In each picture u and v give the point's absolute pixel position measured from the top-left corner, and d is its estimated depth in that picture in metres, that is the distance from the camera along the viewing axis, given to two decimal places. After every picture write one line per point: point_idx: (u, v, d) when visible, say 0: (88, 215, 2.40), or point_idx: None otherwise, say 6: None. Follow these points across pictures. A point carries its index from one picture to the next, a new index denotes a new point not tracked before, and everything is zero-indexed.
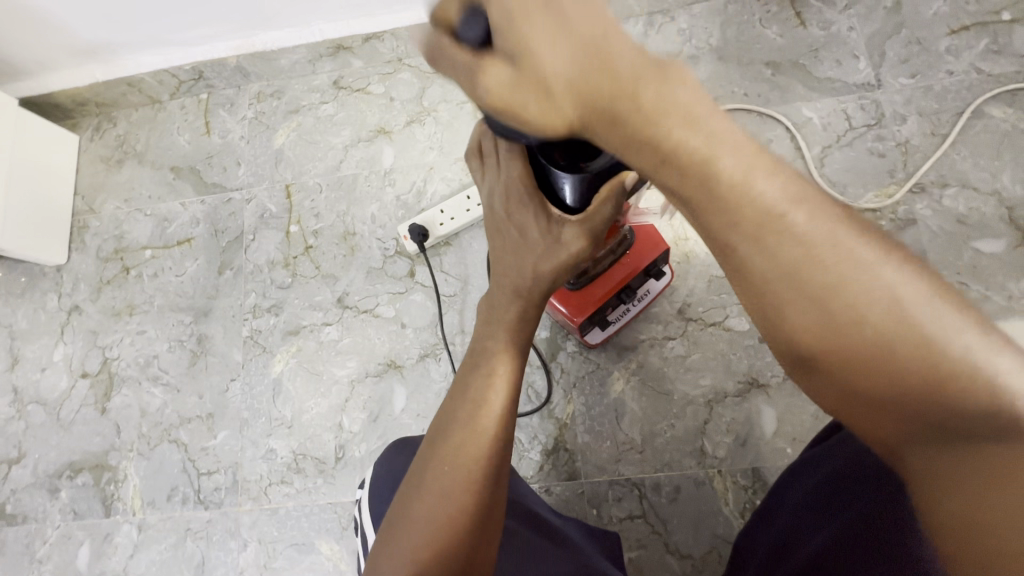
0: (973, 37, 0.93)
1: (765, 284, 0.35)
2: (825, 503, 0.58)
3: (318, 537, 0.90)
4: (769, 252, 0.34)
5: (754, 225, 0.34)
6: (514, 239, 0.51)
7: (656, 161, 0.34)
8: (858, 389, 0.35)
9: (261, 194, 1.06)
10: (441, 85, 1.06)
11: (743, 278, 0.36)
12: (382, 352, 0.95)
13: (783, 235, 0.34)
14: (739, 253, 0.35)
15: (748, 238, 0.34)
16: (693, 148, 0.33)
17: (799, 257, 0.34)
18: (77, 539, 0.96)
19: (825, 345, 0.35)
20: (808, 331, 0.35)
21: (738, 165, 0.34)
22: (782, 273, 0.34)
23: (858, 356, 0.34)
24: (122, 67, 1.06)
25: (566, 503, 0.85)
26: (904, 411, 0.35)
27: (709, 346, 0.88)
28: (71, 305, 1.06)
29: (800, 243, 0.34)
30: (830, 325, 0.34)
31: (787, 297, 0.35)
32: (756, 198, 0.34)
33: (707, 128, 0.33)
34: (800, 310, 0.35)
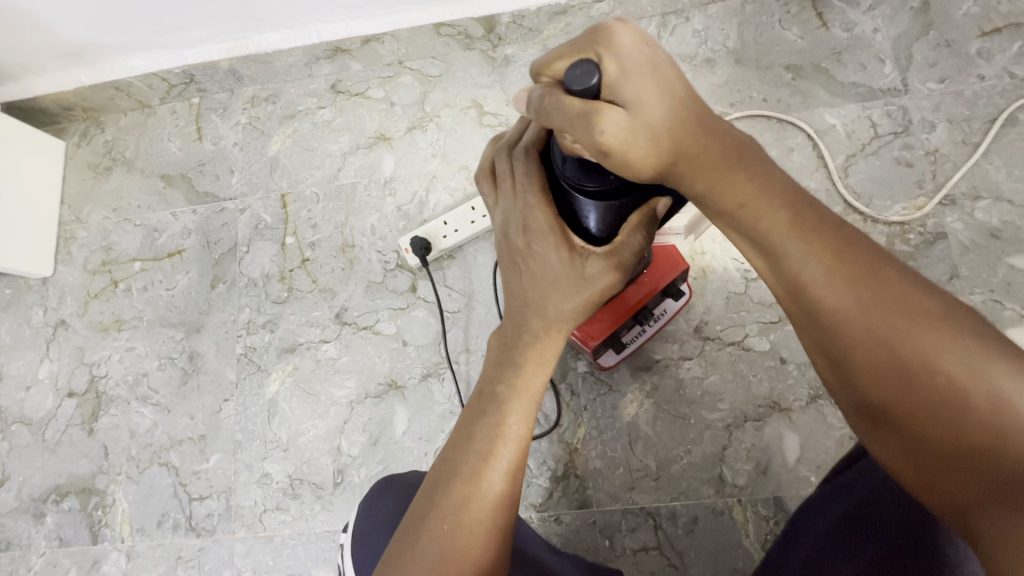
0: (1006, 39, 0.88)
1: (836, 323, 0.38)
2: (847, 541, 0.53)
3: (316, 568, 0.85)
4: (841, 291, 0.37)
5: (818, 263, 0.38)
6: (532, 273, 0.46)
7: (729, 201, 0.39)
8: (922, 433, 0.37)
9: (255, 204, 1.01)
10: (443, 89, 1.01)
11: (814, 319, 0.39)
12: (382, 371, 0.91)
13: (853, 278, 0.38)
14: (810, 290, 0.38)
15: (811, 274, 0.38)
16: (765, 195, 0.38)
17: (872, 300, 0.37)
18: (63, 567, 0.91)
19: (891, 384, 0.37)
20: (876, 371, 0.37)
21: (810, 215, 0.39)
22: (853, 313, 0.37)
23: (924, 400, 0.36)
24: (110, 70, 1.01)
25: (577, 533, 0.81)
26: (966, 461, 0.36)
27: (727, 366, 0.83)
28: (58, 320, 1.02)
29: (872, 287, 0.37)
30: (894, 360, 0.37)
31: (851, 331, 0.38)
32: (828, 243, 0.38)
33: (778, 182, 0.39)
34: (869, 350, 0.37)
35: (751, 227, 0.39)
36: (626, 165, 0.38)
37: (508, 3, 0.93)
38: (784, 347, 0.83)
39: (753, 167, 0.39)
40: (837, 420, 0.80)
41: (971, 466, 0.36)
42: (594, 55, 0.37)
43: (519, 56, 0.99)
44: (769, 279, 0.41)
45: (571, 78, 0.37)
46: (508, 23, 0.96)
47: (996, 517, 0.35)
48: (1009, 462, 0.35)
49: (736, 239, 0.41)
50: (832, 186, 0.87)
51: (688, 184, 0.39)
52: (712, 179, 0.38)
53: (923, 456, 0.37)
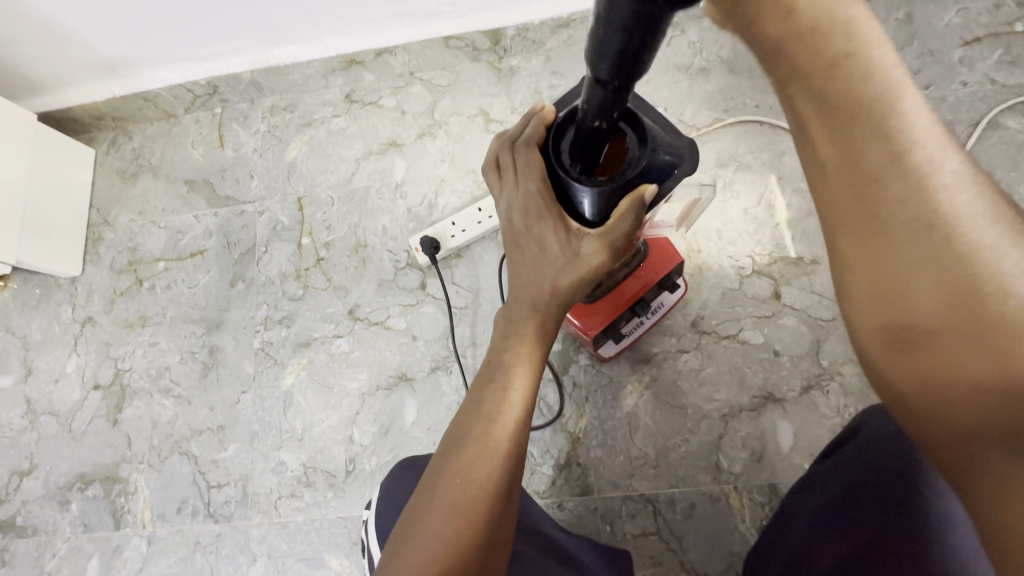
0: (987, 48, 0.93)
1: (891, 218, 0.34)
2: (832, 519, 0.56)
3: (328, 552, 0.89)
4: (912, 186, 0.34)
5: (893, 148, 0.34)
6: (533, 253, 0.51)
7: (817, 65, 0.35)
8: (952, 358, 0.32)
9: (273, 207, 1.07)
10: (451, 98, 1.06)
11: (872, 206, 0.35)
12: (393, 364, 0.95)
13: (932, 178, 0.34)
14: (874, 177, 0.35)
15: (878, 157, 0.34)
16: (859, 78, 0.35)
17: (943, 208, 0.34)
18: (87, 552, 0.95)
19: (941, 296, 0.33)
20: (928, 276, 0.33)
21: (904, 107, 0.35)
22: (919, 212, 0.34)
23: (971, 320, 0.32)
24: (139, 82, 1.08)
25: (579, 519, 0.84)
26: (996, 405, 0.31)
27: (723, 358, 0.87)
28: (85, 317, 1.07)
29: (947, 198, 0.34)
30: (956, 269, 0.33)
31: (913, 227, 0.34)
32: (910, 142, 0.34)
33: (879, 72, 0.35)
34: (924, 255, 0.34)
35: (829, 101, 0.35)
36: None
37: (513, 17, 0.99)
38: (777, 340, 0.86)
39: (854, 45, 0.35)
40: (829, 409, 0.83)
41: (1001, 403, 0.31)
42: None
43: (523, 67, 1.05)
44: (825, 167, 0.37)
45: None
46: (513, 36, 1.02)
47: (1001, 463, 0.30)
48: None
49: (802, 114, 0.37)
50: None
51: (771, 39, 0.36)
52: (804, 38, 0.35)
53: (939, 384, 0.33)
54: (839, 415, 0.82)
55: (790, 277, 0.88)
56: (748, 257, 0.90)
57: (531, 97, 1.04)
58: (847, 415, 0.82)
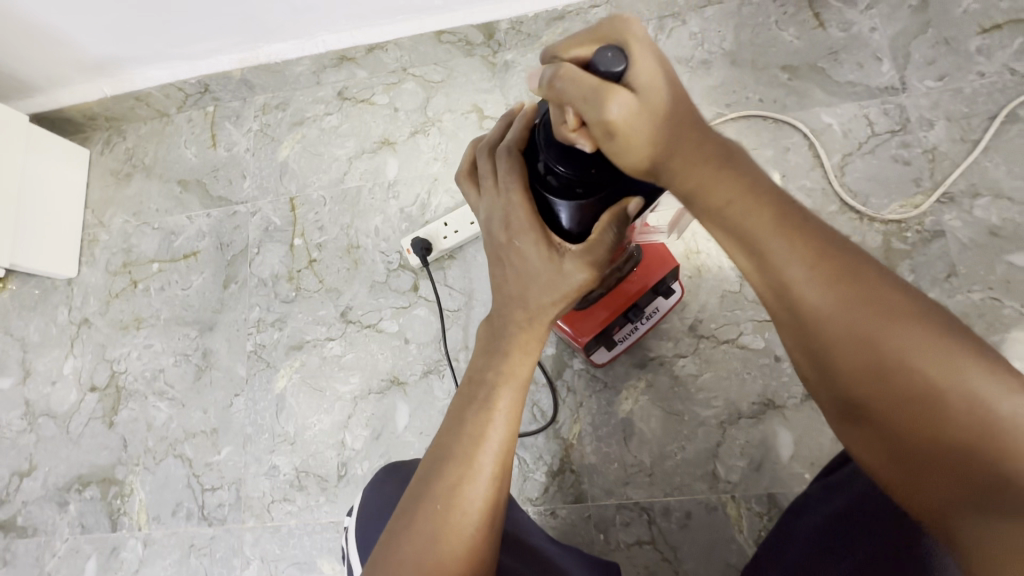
0: (1006, 35, 0.88)
1: (817, 320, 0.38)
2: (827, 547, 0.54)
3: (320, 556, 0.88)
4: (825, 287, 0.38)
5: (795, 251, 0.38)
6: (515, 268, 0.49)
7: (718, 185, 0.39)
8: (900, 432, 0.36)
9: (266, 207, 1.06)
10: (445, 94, 1.04)
11: (794, 308, 0.39)
12: (385, 368, 0.94)
13: (828, 273, 0.38)
14: (793, 287, 0.38)
15: (789, 261, 0.38)
16: (750, 193, 0.39)
17: (854, 295, 0.37)
18: (85, 553, 0.96)
19: (871, 384, 0.37)
20: (856, 370, 0.37)
21: (786, 210, 0.39)
22: (836, 310, 0.37)
23: (902, 398, 0.36)
24: (130, 81, 1.06)
25: (572, 527, 0.82)
26: (940, 465, 0.35)
27: (722, 364, 0.84)
28: (81, 319, 1.07)
29: (855, 285, 0.37)
30: (874, 355, 0.36)
31: (829, 323, 0.37)
32: (810, 244, 0.38)
33: (766, 189, 0.40)
34: (850, 348, 0.37)
35: (737, 222, 0.39)
36: (622, 151, 0.39)
37: (507, 10, 0.95)
38: (778, 345, 0.83)
39: (727, 160, 0.40)
40: None
41: (950, 464, 0.35)
42: (619, 44, 0.37)
43: (518, 61, 1.02)
44: (755, 278, 0.41)
45: (598, 61, 0.36)
46: (507, 29, 0.99)
47: (974, 525, 0.34)
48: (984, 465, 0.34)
49: (721, 236, 0.41)
50: (828, 185, 0.87)
51: (676, 182, 0.40)
52: (694, 181, 0.40)
53: (900, 453, 0.37)
54: None
55: None
56: None
57: (526, 92, 1.02)
58: None
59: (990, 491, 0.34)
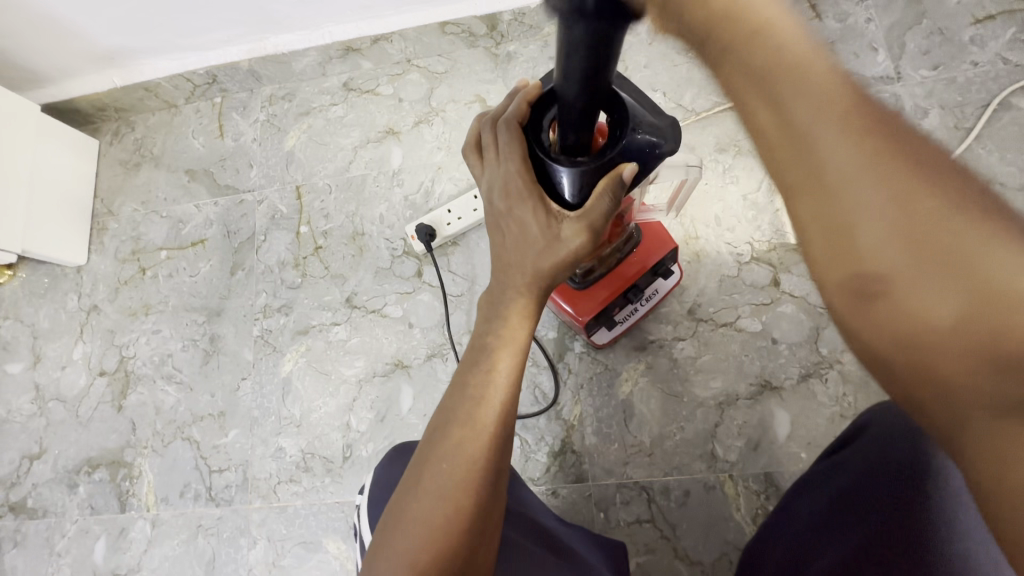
0: (1000, 26, 0.89)
1: (839, 176, 0.32)
2: (830, 525, 0.55)
3: (326, 536, 0.90)
4: (853, 138, 0.31)
5: (824, 97, 0.32)
6: (514, 235, 0.50)
7: (744, 28, 0.33)
8: (925, 314, 0.30)
9: (272, 196, 1.08)
10: (449, 85, 1.06)
11: (814, 163, 0.32)
12: (389, 352, 0.96)
13: (862, 125, 0.32)
14: (812, 134, 0.32)
15: (814, 109, 0.32)
16: (781, 29, 0.33)
17: (885, 151, 0.31)
18: (94, 534, 0.98)
19: (895, 251, 0.30)
20: (884, 233, 0.31)
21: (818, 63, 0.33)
22: (866, 166, 0.31)
23: (931, 267, 0.30)
24: (139, 72, 1.08)
25: (574, 506, 0.84)
26: (961, 355, 0.29)
27: (720, 346, 0.86)
28: (90, 305, 1.09)
29: (887, 141, 0.31)
30: (905, 216, 0.30)
31: (854, 178, 0.31)
32: (842, 89, 0.32)
33: (798, 39, 0.33)
34: (877, 205, 0.31)
35: (757, 61, 0.33)
36: None
37: (509, 2, 0.98)
38: (775, 328, 0.85)
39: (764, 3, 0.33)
40: (827, 398, 0.82)
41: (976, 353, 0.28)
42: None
43: (520, 53, 1.04)
44: (768, 131, 0.34)
45: None
46: (509, 21, 1.01)
47: (997, 438, 0.28)
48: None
49: (734, 83, 0.34)
50: None
51: (692, 14, 0.33)
52: (719, 7, 0.32)
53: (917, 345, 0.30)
54: (838, 404, 0.81)
55: (789, 264, 0.87)
56: (747, 243, 0.88)
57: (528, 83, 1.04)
58: (846, 405, 0.81)
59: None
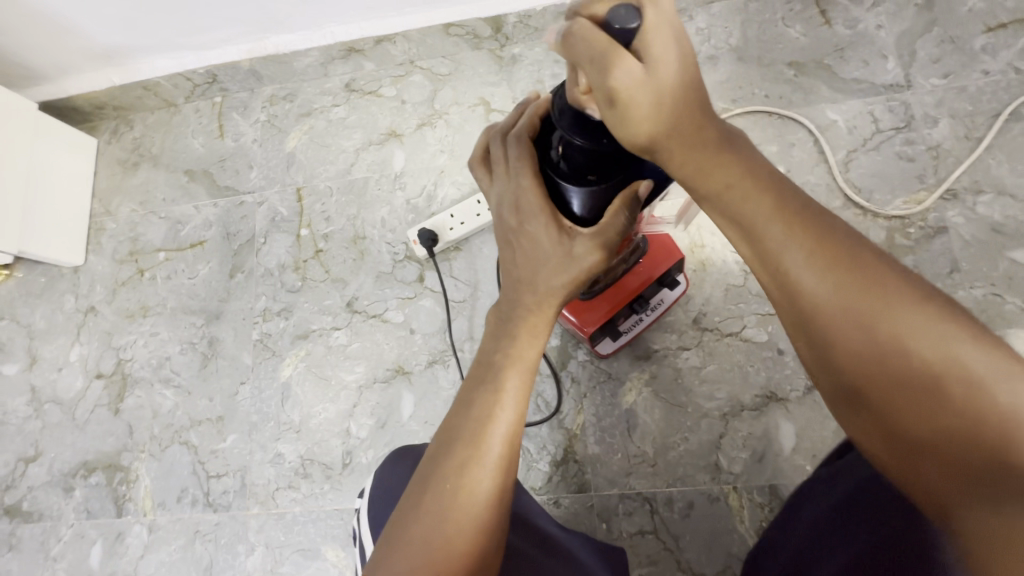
0: (1011, 35, 0.88)
1: (815, 306, 0.39)
2: (829, 536, 0.54)
3: (325, 543, 0.89)
4: (822, 275, 0.39)
5: (794, 241, 0.40)
6: (525, 251, 0.49)
7: (723, 183, 0.42)
8: (900, 417, 0.37)
9: (273, 198, 1.06)
10: (453, 87, 1.04)
11: (793, 299, 0.40)
12: (390, 358, 0.95)
13: (827, 261, 0.39)
14: (789, 273, 0.40)
15: (788, 251, 0.40)
16: (750, 182, 0.42)
17: (850, 281, 0.39)
18: (90, 538, 0.97)
19: (869, 367, 0.38)
20: (856, 351, 0.38)
21: (785, 208, 0.41)
22: (833, 296, 0.39)
23: (902, 378, 0.37)
24: (139, 71, 1.07)
25: (575, 515, 0.83)
26: (938, 447, 0.36)
27: (725, 357, 0.85)
28: (87, 306, 1.08)
29: (851, 271, 0.39)
30: (871, 338, 0.38)
31: (828, 308, 0.39)
32: (810, 231, 0.40)
33: (767, 188, 0.42)
34: (848, 331, 0.38)
35: (738, 212, 0.42)
36: (623, 120, 0.38)
37: (515, 4, 0.96)
38: (781, 339, 0.84)
39: (736, 158, 0.42)
40: None
41: (946, 446, 0.36)
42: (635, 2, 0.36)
43: (525, 55, 1.03)
44: (758, 267, 0.42)
45: (614, 15, 0.35)
46: (515, 23, 0.99)
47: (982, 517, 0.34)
48: (980, 449, 0.35)
49: (724, 224, 0.43)
50: (833, 181, 0.88)
51: (679, 168, 0.42)
52: (694, 169, 0.42)
53: (900, 441, 0.38)
54: None
55: None
56: None
57: (533, 86, 1.02)
58: None
59: (991, 472, 0.34)
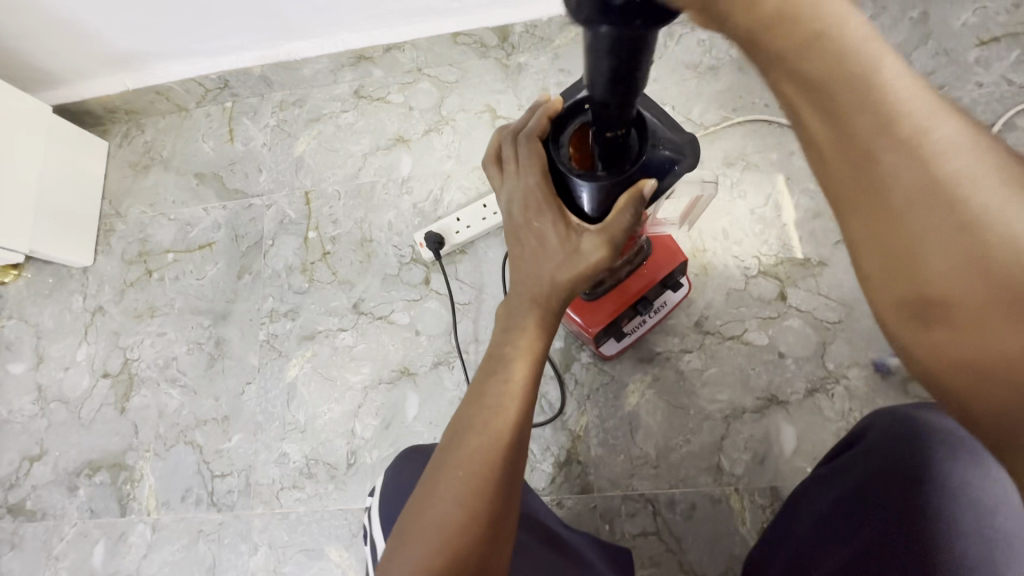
0: (1004, 48, 0.91)
1: (898, 194, 0.29)
2: (826, 536, 0.55)
3: (328, 544, 0.89)
4: (921, 155, 0.28)
5: (889, 105, 0.29)
6: (533, 248, 0.51)
7: (801, 32, 0.29)
8: (989, 347, 0.26)
9: (281, 201, 1.08)
10: (459, 94, 1.07)
11: (870, 180, 0.30)
12: (395, 359, 0.96)
13: (932, 137, 0.28)
14: (872, 150, 0.29)
15: (871, 120, 0.29)
16: (842, 33, 0.29)
17: (961, 169, 0.28)
18: (93, 537, 0.97)
19: (962, 276, 0.27)
20: (950, 261, 0.28)
21: (888, 72, 0.29)
22: (930, 182, 0.28)
23: (1008, 294, 0.26)
24: (152, 76, 1.09)
25: (578, 516, 0.84)
26: None
27: (727, 360, 0.86)
28: (95, 306, 1.09)
29: (965, 157, 0.28)
30: (976, 240, 0.27)
31: (917, 196, 0.28)
32: (917, 102, 0.29)
33: (869, 43, 0.29)
34: (941, 231, 0.28)
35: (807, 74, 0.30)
36: None
37: (521, 15, 0.99)
38: (782, 342, 0.86)
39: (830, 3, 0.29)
40: (833, 413, 0.82)
41: None
42: None
43: (531, 64, 1.05)
44: (824, 144, 0.31)
45: None
46: (521, 33, 1.02)
47: None
48: None
49: (786, 91, 0.31)
50: None
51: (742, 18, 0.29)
52: (768, 13, 0.29)
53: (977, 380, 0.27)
54: (843, 419, 0.82)
55: (796, 278, 0.88)
56: (754, 257, 0.89)
57: (538, 94, 1.05)
58: (851, 420, 0.82)
59: None
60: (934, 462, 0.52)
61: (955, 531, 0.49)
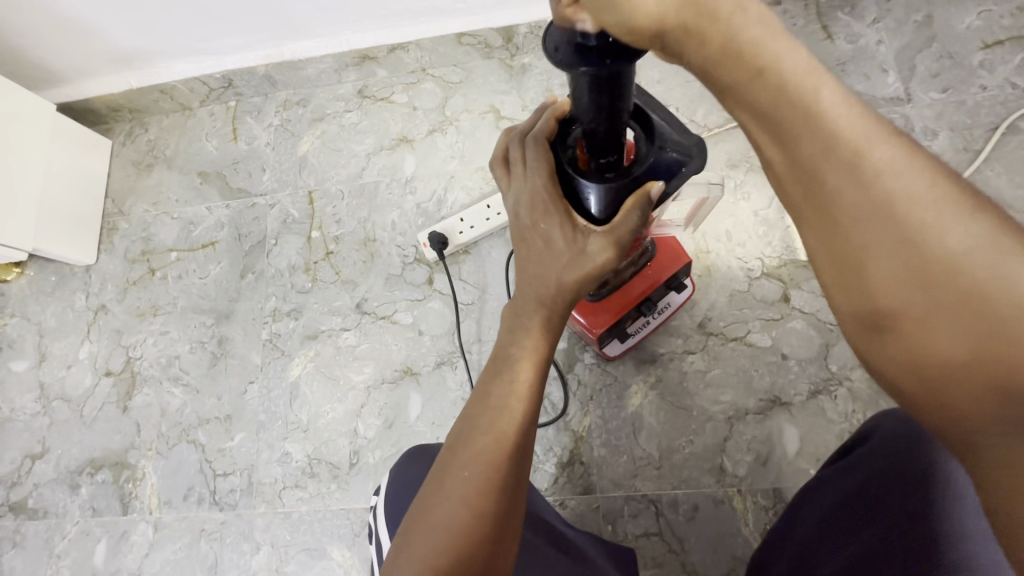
0: (1008, 51, 0.91)
1: (847, 217, 0.32)
2: (829, 539, 0.55)
3: (330, 543, 0.89)
4: (863, 179, 0.32)
5: (834, 133, 0.32)
6: (539, 249, 0.51)
7: (750, 69, 0.32)
8: (931, 345, 0.32)
9: (284, 200, 1.08)
10: (463, 95, 1.07)
11: (822, 202, 0.33)
12: (398, 359, 0.96)
13: (872, 160, 0.32)
14: (821, 179, 0.32)
15: (819, 150, 0.32)
16: (787, 65, 0.31)
17: (894, 190, 0.31)
18: (95, 536, 0.97)
19: (905, 288, 0.32)
20: (896, 275, 0.32)
21: (829, 101, 0.32)
22: (873, 204, 0.32)
23: (943, 297, 0.31)
24: (156, 75, 1.09)
25: (581, 517, 0.84)
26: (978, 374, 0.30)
27: (730, 361, 0.86)
28: (98, 305, 1.09)
29: (898, 176, 0.31)
30: (914, 255, 0.31)
31: (863, 218, 0.32)
32: (857, 127, 0.32)
33: (812, 71, 0.32)
34: (886, 247, 0.32)
35: (760, 104, 0.32)
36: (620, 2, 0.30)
37: (526, 16, 0.99)
38: (785, 343, 0.86)
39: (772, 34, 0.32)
40: (836, 415, 0.82)
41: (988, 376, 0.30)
42: None
43: (535, 65, 1.06)
44: (780, 169, 0.34)
45: None
46: (525, 34, 1.02)
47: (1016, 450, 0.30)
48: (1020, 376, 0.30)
49: (745, 119, 0.34)
50: None
51: (695, 53, 0.32)
52: (715, 48, 0.31)
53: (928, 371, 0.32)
54: (846, 421, 0.82)
55: (799, 279, 0.88)
56: (757, 259, 0.89)
57: (542, 95, 1.05)
58: (854, 421, 0.82)
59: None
60: (936, 464, 0.50)
61: (958, 533, 0.47)
